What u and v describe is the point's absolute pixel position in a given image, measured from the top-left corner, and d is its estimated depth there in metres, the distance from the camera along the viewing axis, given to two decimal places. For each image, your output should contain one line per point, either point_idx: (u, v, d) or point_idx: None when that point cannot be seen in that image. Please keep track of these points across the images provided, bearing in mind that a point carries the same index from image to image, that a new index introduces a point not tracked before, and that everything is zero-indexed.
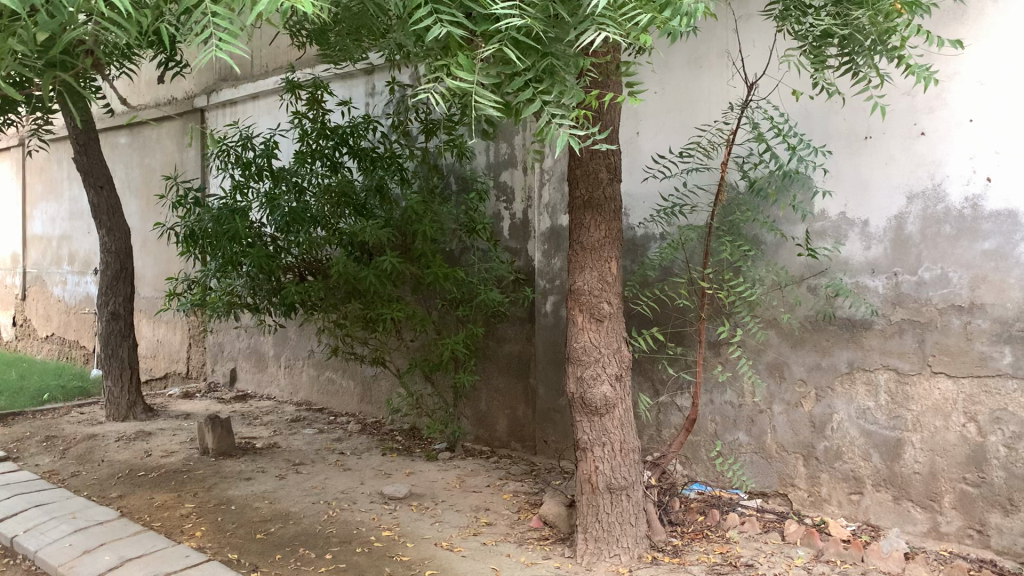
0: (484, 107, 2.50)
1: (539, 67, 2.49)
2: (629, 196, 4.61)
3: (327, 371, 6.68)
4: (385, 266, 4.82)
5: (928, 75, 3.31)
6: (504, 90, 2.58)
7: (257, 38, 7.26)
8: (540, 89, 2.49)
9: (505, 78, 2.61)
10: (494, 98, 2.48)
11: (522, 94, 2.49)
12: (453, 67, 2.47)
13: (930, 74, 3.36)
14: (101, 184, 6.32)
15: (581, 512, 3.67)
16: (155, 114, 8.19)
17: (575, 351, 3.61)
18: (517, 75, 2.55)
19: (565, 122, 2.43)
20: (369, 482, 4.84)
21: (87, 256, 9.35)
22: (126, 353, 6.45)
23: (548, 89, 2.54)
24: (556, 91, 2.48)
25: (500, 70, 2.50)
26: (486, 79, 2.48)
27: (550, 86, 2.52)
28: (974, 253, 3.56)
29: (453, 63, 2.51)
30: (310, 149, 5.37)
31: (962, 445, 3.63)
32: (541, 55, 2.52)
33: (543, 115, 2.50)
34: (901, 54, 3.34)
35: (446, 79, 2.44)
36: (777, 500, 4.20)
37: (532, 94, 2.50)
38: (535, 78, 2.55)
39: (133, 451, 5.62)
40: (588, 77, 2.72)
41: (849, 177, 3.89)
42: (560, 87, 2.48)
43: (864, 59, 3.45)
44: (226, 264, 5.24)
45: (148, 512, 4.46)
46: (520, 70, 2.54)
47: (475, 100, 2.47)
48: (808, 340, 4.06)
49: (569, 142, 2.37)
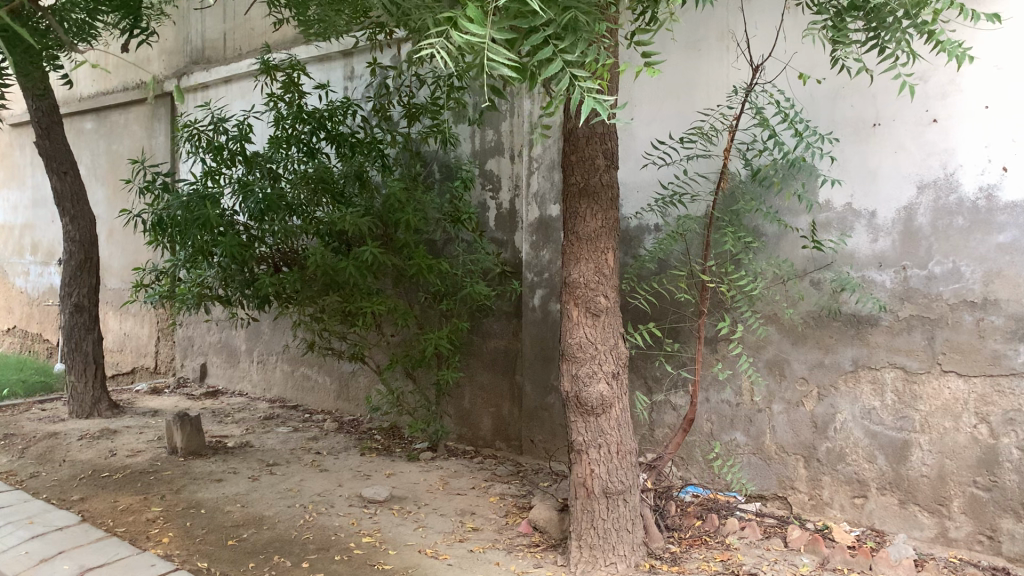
0: (496, 63, 2.24)
1: (561, 23, 2.26)
2: (623, 185, 4.42)
3: (302, 367, 6.43)
4: (366, 256, 4.56)
5: (959, 51, 3.12)
6: (518, 48, 2.34)
7: (231, 18, 6.96)
8: (561, 47, 2.26)
9: (521, 36, 2.36)
10: (508, 54, 2.24)
11: (541, 52, 2.26)
12: (463, 18, 2.22)
13: (960, 51, 3.16)
14: (64, 169, 6.01)
15: (576, 518, 3.46)
16: (122, 99, 7.82)
17: (570, 348, 3.39)
18: (533, 32, 2.32)
19: (589, 84, 2.21)
20: (347, 485, 4.60)
21: (51, 246, 9.02)
22: (90, 347, 6.15)
23: (568, 49, 2.31)
24: (578, 50, 2.27)
25: (517, 24, 2.26)
26: (501, 34, 2.23)
27: (571, 43, 2.29)
28: (988, 246, 3.39)
29: (464, 15, 2.26)
30: (285, 133, 5.11)
31: (973, 447, 3.46)
32: (562, 9, 2.29)
33: (564, 77, 2.28)
34: (931, 30, 3.13)
35: (455, 32, 2.18)
36: (776, 504, 4.02)
37: (551, 52, 2.27)
38: (555, 36, 2.32)
39: (98, 450, 5.34)
40: (602, 41, 2.50)
41: (857, 166, 3.71)
42: (583, 44, 2.26)
43: (888, 35, 3.25)
44: (196, 254, 4.96)
45: (112, 516, 4.19)
46: (539, 26, 2.30)
47: (488, 56, 2.22)
48: (810, 337, 3.89)
49: (598, 106, 2.16)
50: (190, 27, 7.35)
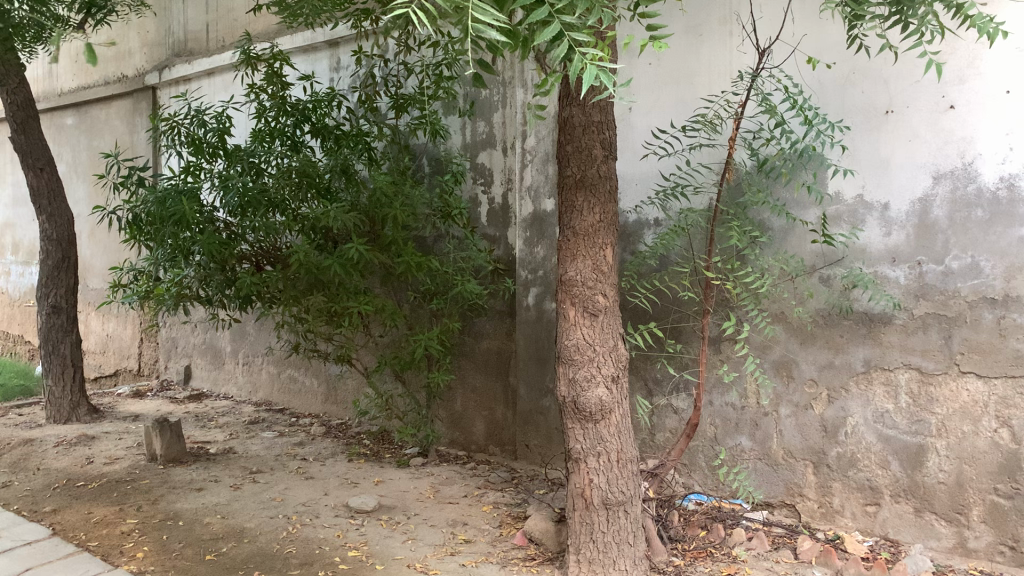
0: (485, 25, 2.01)
1: None
2: (622, 177, 4.21)
3: (288, 369, 6.22)
4: (351, 253, 4.35)
5: (989, 27, 2.91)
6: (508, 10, 2.11)
7: (214, 9, 6.75)
8: (558, 8, 2.05)
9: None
10: (499, 14, 2.01)
11: (537, 14, 2.03)
12: None
13: (991, 26, 2.95)
14: (40, 166, 5.78)
15: (573, 531, 3.26)
16: (103, 93, 7.61)
17: (566, 350, 3.18)
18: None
19: (592, 51, 1.99)
20: (333, 493, 4.38)
21: (31, 246, 8.79)
22: (68, 350, 5.93)
23: (566, 9, 2.08)
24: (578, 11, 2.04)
25: None
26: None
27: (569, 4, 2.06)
28: (1010, 239, 3.19)
29: None
30: (268, 127, 4.90)
31: (993, 453, 3.27)
32: None
33: (562, 44, 2.05)
34: (958, 5, 2.91)
35: None
36: (784, 512, 3.82)
37: (548, 12, 2.04)
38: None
39: (74, 457, 5.12)
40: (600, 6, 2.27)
41: (868, 155, 3.51)
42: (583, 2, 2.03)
43: (913, 11, 3.04)
44: (175, 252, 4.74)
45: (85, 529, 3.97)
46: None
47: (475, 15, 1.98)
48: (819, 337, 3.69)
49: (602, 76, 1.93)
50: (171, 19, 7.12)
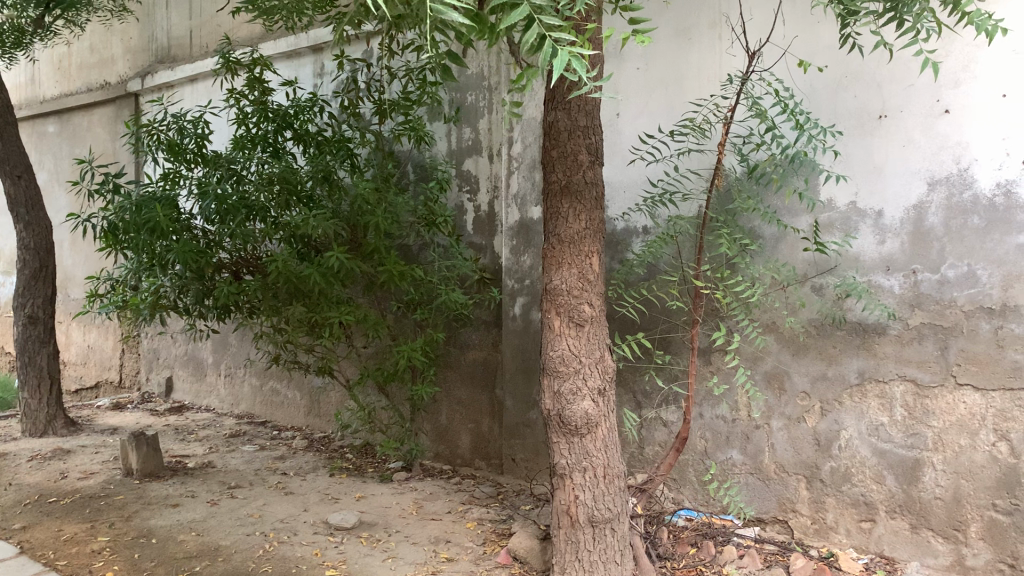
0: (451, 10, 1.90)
1: None
2: (610, 184, 4.11)
3: (270, 381, 6.09)
4: (332, 262, 4.22)
5: (989, 26, 2.82)
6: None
7: (197, 15, 6.64)
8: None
9: None
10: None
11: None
12: None
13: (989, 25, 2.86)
14: (18, 172, 5.65)
15: (559, 549, 3.14)
16: (85, 100, 7.48)
17: (552, 362, 3.07)
18: None
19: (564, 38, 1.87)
20: (313, 509, 4.25)
21: (12, 257, 8.64)
22: (45, 362, 5.79)
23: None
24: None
25: None
26: None
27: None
28: (1008, 247, 3.10)
29: None
30: (249, 133, 4.79)
31: (991, 467, 3.17)
32: None
33: (533, 31, 1.93)
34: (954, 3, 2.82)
35: None
36: (776, 528, 3.71)
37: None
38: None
39: (48, 472, 4.97)
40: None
41: (861, 160, 3.42)
42: None
43: (908, 11, 2.95)
44: (151, 261, 4.62)
45: (53, 548, 3.82)
46: None
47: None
48: (811, 348, 3.59)
49: (574, 61, 1.81)
50: (155, 24, 7.02)
